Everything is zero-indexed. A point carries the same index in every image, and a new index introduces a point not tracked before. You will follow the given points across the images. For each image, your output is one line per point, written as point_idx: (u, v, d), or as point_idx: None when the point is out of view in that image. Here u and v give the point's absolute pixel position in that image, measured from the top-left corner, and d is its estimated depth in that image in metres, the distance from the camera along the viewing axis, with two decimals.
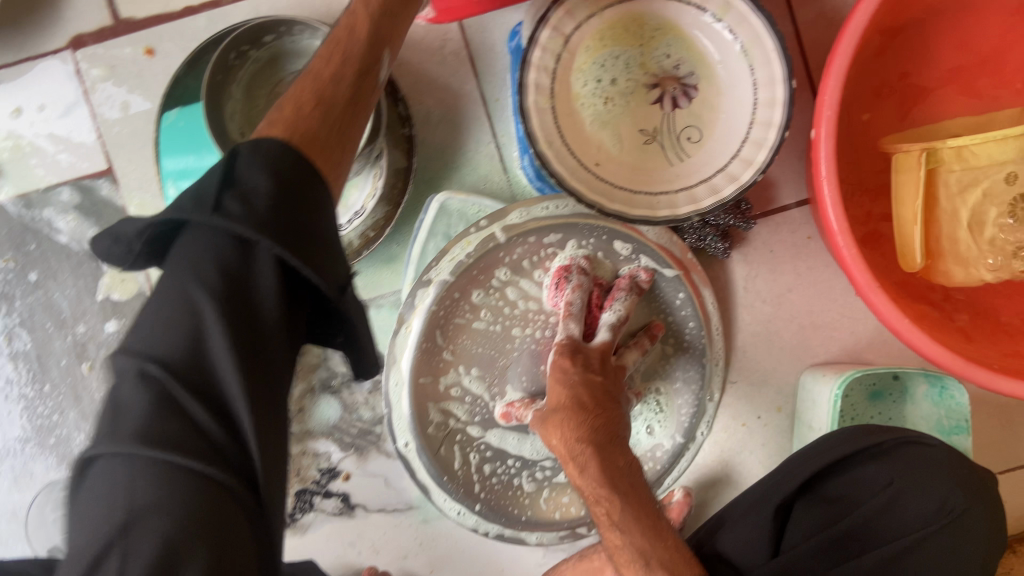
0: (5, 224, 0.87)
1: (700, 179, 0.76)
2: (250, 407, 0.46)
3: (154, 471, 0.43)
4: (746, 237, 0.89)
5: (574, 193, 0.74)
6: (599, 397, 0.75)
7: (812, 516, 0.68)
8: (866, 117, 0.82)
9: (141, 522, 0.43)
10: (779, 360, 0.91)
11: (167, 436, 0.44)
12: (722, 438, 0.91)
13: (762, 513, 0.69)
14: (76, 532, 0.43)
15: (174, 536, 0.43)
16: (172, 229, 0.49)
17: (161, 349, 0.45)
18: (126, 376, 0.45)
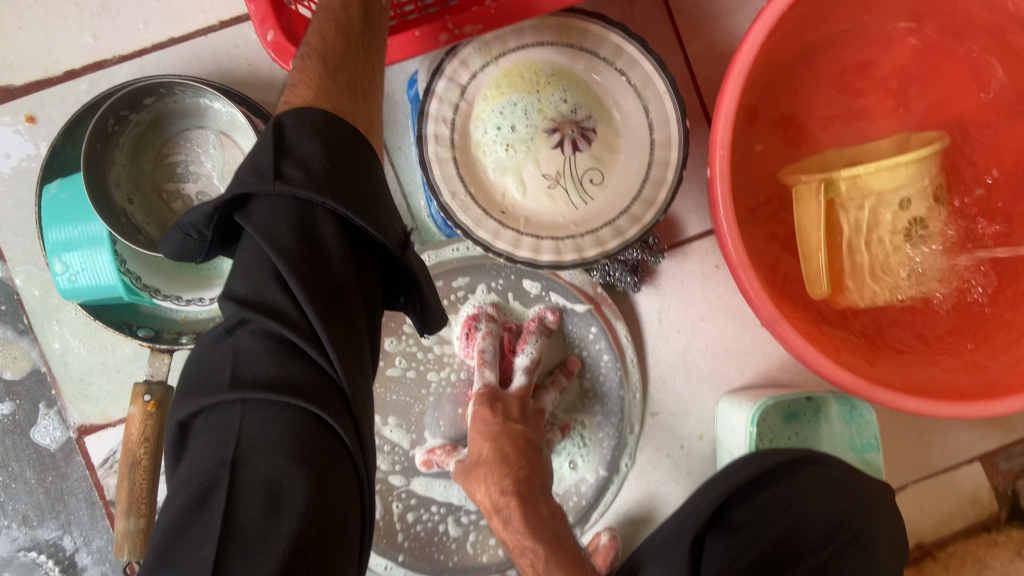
0: None
1: (604, 222, 0.77)
2: (339, 344, 0.50)
3: (272, 408, 0.48)
4: (655, 271, 0.91)
5: (481, 244, 0.74)
6: (526, 449, 0.75)
7: (723, 547, 0.67)
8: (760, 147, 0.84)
9: (250, 455, 0.47)
10: (697, 388, 0.92)
11: (293, 376, 0.49)
12: (648, 470, 0.92)
13: (677, 549, 0.69)
14: (190, 472, 0.48)
15: (279, 466, 0.47)
16: (241, 206, 0.53)
17: (235, 338, 0.50)
18: (212, 359, 0.50)
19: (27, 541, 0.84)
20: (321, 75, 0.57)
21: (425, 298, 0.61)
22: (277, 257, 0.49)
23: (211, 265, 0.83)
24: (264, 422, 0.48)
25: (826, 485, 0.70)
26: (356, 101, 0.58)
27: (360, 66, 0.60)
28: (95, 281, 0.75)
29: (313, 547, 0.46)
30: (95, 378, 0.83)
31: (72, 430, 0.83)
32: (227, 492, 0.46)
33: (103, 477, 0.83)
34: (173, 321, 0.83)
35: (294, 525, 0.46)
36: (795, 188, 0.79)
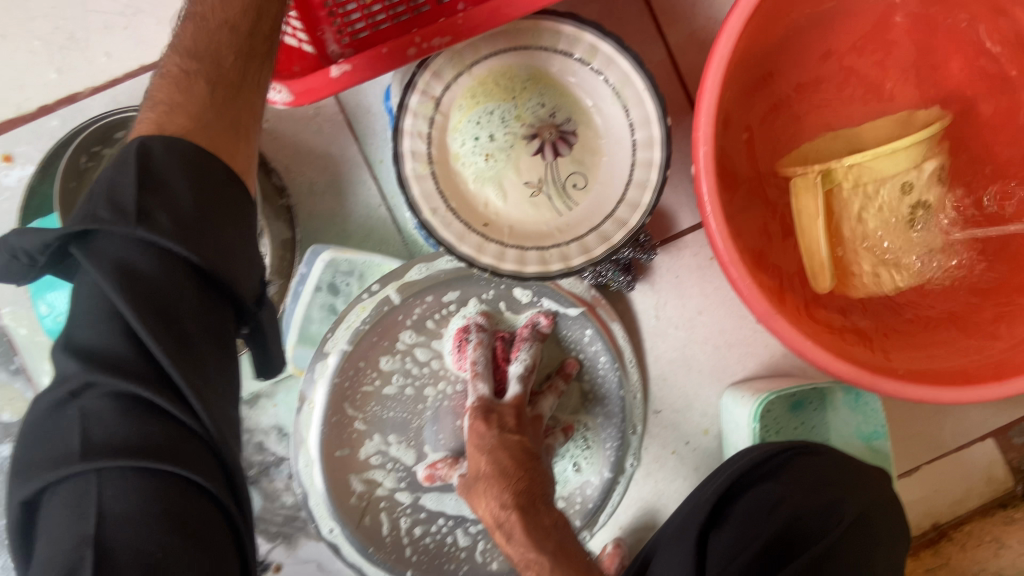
0: None
1: (589, 228, 0.74)
2: (200, 393, 0.47)
3: (131, 478, 0.44)
4: (649, 268, 0.89)
5: (464, 258, 0.71)
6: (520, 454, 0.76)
7: (724, 542, 0.65)
8: (747, 135, 0.81)
9: (116, 537, 0.43)
10: (699, 383, 0.91)
11: (150, 437, 0.45)
12: (655, 468, 0.91)
13: (683, 542, 0.68)
14: (44, 556, 0.43)
15: (154, 540, 0.44)
16: (82, 239, 0.46)
17: (97, 399, 0.44)
18: (68, 417, 0.45)
19: None
20: (199, 106, 0.54)
21: (269, 337, 0.58)
22: (126, 304, 0.44)
23: None
24: (124, 491, 0.44)
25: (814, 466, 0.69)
26: (232, 146, 0.54)
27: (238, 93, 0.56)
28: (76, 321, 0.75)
29: None
30: None
31: None
32: (98, 565, 0.42)
33: None
34: None
35: None
36: (793, 183, 0.78)
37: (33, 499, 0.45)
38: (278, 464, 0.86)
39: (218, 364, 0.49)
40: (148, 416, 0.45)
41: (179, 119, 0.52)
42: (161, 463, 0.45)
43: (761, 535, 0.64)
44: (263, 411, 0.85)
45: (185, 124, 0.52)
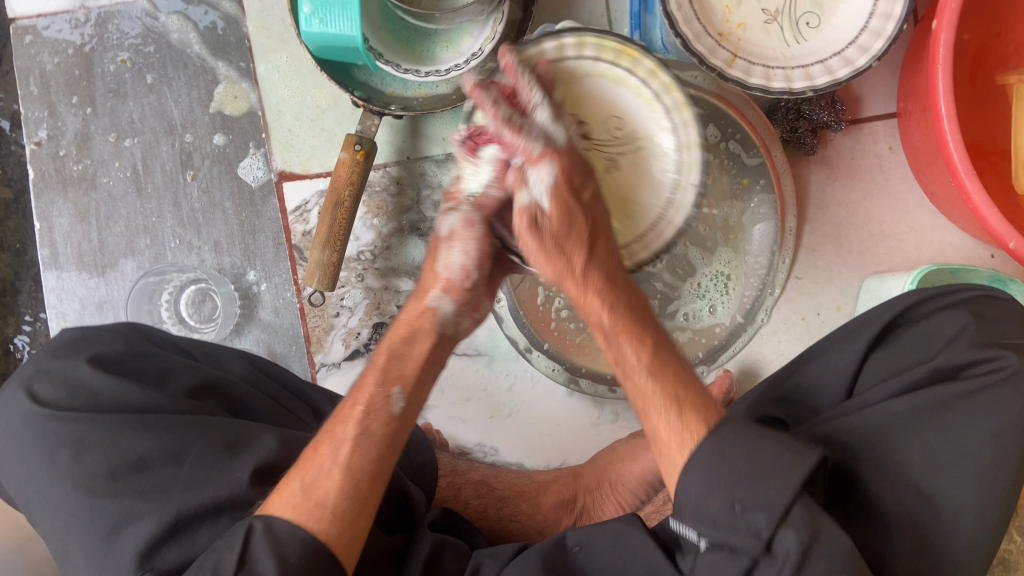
0: (125, 25, 0.89)
1: (817, 60, 0.78)
2: (157, 386, 0.62)
3: (114, 347, 0.64)
4: (831, 142, 0.93)
5: (696, 56, 0.76)
6: (648, 335, 0.59)
7: (889, 363, 0.65)
8: (965, 36, 0.80)
9: (144, 401, 0.60)
10: (844, 262, 0.94)
11: (143, 379, 0.62)
12: (782, 330, 0.94)
13: (844, 346, 0.68)
14: (106, 403, 0.60)
15: (52, 384, 0.61)
16: (254, 361, 0.73)
17: (137, 345, 0.65)
18: (187, 382, 0.64)
19: (213, 266, 0.91)
20: (362, 462, 0.59)
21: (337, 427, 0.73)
22: (160, 343, 0.68)
23: (424, 48, 0.88)
24: (111, 358, 0.62)
25: (984, 319, 0.63)
26: (406, 422, 0.63)
27: (415, 402, 0.64)
28: (338, 34, 0.79)
29: (158, 457, 0.57)
30: (302, 132, 0.89)
31: (273, 173, 0.90)
32: (111, 410, 0.59)
33: (293, 222, 0.90)
34: (381, 94, 0.89)
35: (109, 411, 0.59)
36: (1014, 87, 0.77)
37: (141, 350, 0.65)
38: None
39: (211, 400, 0.65)
40: (159, 371, 0.64)
41: (368, 392, 0.62)
42: (129, 378, 0.62)
43: (928, 356, 0.63)
44: (448, 172, 0.91)
45: (383, 430, 0.61)
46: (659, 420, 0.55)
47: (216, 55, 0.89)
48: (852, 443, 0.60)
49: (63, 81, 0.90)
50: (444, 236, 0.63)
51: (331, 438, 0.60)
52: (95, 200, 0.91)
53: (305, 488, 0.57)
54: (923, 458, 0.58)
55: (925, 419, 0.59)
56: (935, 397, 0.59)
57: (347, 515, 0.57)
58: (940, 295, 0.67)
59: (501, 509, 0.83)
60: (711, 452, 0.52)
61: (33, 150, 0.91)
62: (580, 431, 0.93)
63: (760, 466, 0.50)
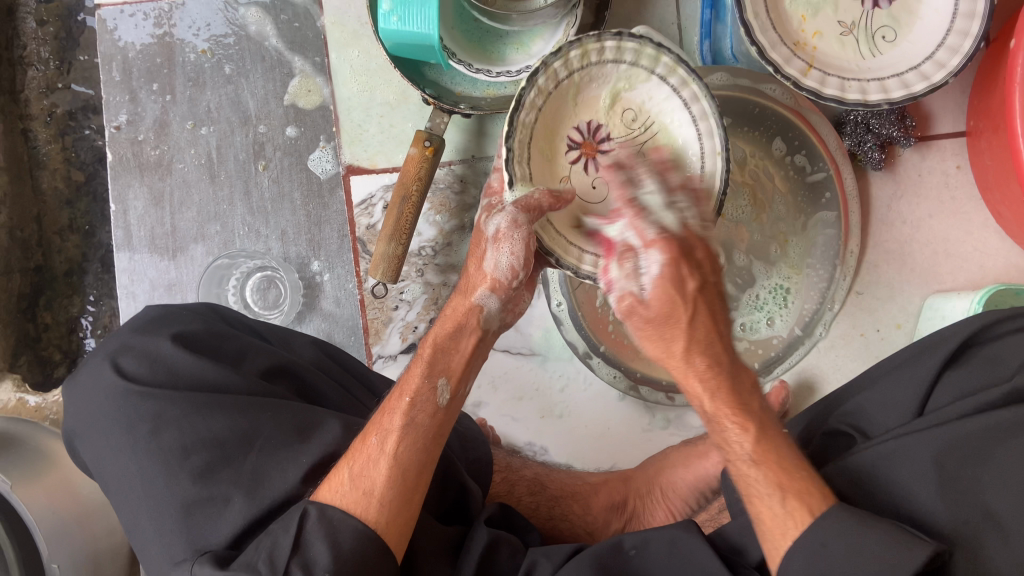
0: (207, 17, 0.92)
1: (892, 74, 0.77)
2: (232, 367, 0.64)
3: (194, 325, 0.66)
4: (898, 158, 0.93)
5: (771, 65, 0.76)
6: (755, 410, 0.56)
7: (961, 384, 0.64)
8: None
9: (220, 380, 0.62)
10: (906, 280, 0.93)
11: (220, 358, 0.64)
12: (840, 345, 0.94)
13: (916, 365, 0.67)
14: (185, 380, 0.62)
15: (133, 358, 0.63)
16: (323, 346, 0.74)
17: (215, 325, 0.67)
18: (262, 365, 0.66)
19: (279, 254, 0.93)
20: (405, 451, 0.60)
21: None
22: (236, 325, 0.70)
23: (496, 49, 0.89)
24: (191, 337, 0.64)
25: None
26: (451, 415, 0.65)
27: (455, 396, 0.66)
28: (416, 32, 0.80)
29: (232, 437, 0.59)
30: (372, 127, 0.91)
31: (342, 167, 0.92)
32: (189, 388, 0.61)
33: (359, 215, 0.91)
34: (450, 93, 0.90)
35: (188, 388, 0.61)
36: None
37: (218, 330, 0.66)
38: None
39: (283, 384, 0.66)
40: (235, 352, 0.65)
41: (416, 382, 0.65)
42: (206, 356, 0.64)
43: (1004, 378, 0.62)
44: None
45: (429, 421, 0.63)
46: (763, 506, 0.53)
47: (292, 49, 0.91)
48: (917, 462, 0.60)
49: (145, 68, 0.93)
50: (491, 237, 0.67)
51: (379, 429, 0.61)
52: (169, 185, 0.93)
53: (353, 478, 0.58)
54: (992, 483, 0.57)
55: (1002, 442, 0.58)
56: (1008, 419, 0.58)
57: (394, 504, 0.57)
58: (1019, 316, 0.66)
59: (552, 509, 0.84)
60: (806, 548, 0.50)
61: (112, 134, 0.94)
62: (631, 436, 0.93)
63: (879, 566, 0.48)
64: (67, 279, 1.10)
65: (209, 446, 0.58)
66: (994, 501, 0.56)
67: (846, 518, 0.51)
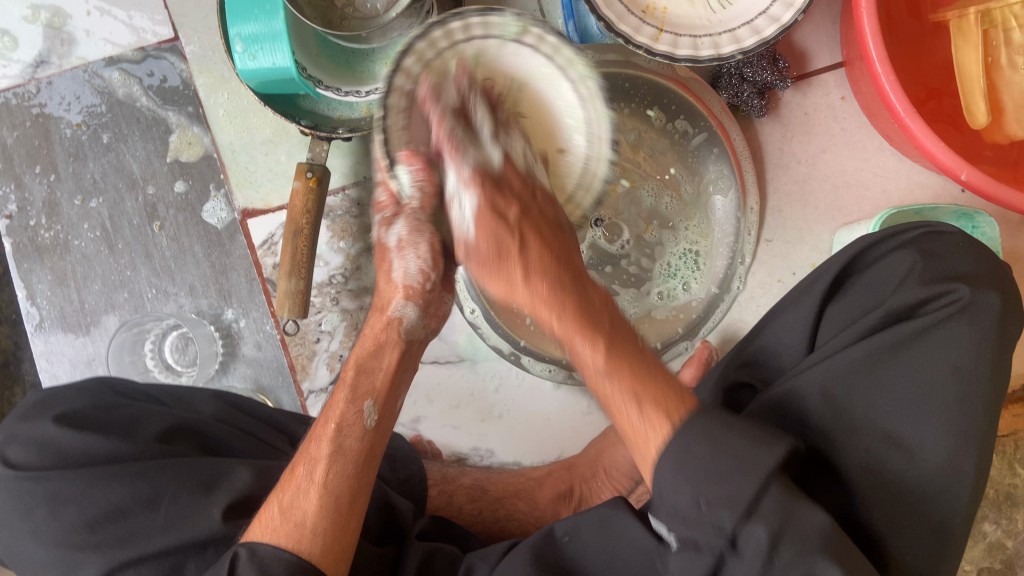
0: (75, 90, 0.92)
1: (743, 23, 0.77)
2: (124, 436, 0.64)
3: (80, 402, 0.65)
4: (782, 100, 0.93)
5: (622, 37, 0.76)
6: (603, 326, 0.57)
7: (844, 313, 0.63)
8: None
9: (112, 451, 0.61)
10: (813, 219, 0.93)
11: (112, 430, 0.64)
12: (760, 294, 0.94)
13: (800, 302, 0.66)
14: (76, 459, 0.61)
15: (21, 448, 0.62)
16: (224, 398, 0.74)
17: (102, 399, 0.67)
18: (158, 428, 0.66)
19: (192, 309, 0.93)
20: (334, 482, 0.60)
21: None
22: (125, 395, 0.69)
23: (364, 68, 0.89)
24: (77, 415, 0.64)
25: (930, 254, 0.62)
26: (383, 434, 0.64)
27: (385, 414, 0.65)
28: (273, 66, 0.80)
29: (131, 503, 0.59)
30: (259, 168, 0.91)
31: (237, 213, 0.92)
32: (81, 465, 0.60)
33: (262, 256, 0.91)
34: (329, 119, 0.90)
35: (80, 466, 0.61)
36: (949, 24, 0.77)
37: (105, 403, 0.66)
38: None
39: (182, 442, 0.66)
40: (127, 421, 0.65)
41: (339, 409, 0.63)
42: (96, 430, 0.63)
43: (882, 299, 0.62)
44: None
45: (358, 444, 0.62)
46: (623, 416, 0.54)
47: (165, 105, 0.91)
48: (819, 393, 0.58)
49: (25, 152, 0.93)
50: (393, 246, 0.65)
51: (307, 458, 0.61)
52: (70, 262, 0.93)
53: (284, 510, 0.58)
54: (884, 407, 0.57)
55: (891, 365, 0.58)
56: (891, 341, 0.58)
57: (329, 532, 0.58)
58: (889, 236, 0.65)
59: (497, 510, 0.84)
60: (672, 455, 0.50)
61: (7, 223, 0.94)
62: (574, 423, 0.93)
63: (736, 453, 0.49)
64: (2, 371, 1.09)
65: (110, 517, 0.58)
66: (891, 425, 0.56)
67: (712, 423, 0.51)
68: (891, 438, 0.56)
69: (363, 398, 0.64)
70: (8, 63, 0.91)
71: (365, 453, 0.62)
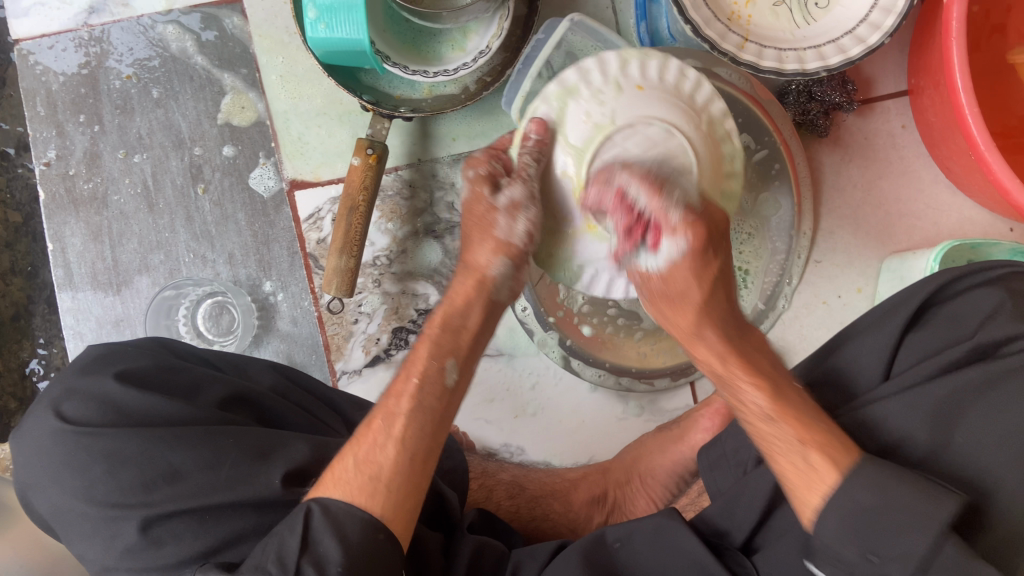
0: (130, 41, 0.89)
1: (828, 40, 0.76)
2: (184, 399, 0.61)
3: (140, 360, 0.63)
4: (843, 123, 0.93)
5: (707, 42, 0.76)
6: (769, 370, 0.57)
7: (927, 344, 0.63)
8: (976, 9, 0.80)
9: (172, 414, 0.59)
10: (863, 244, 0.93)
11: (171, 391, 0.62)
12: (803, 315, 0.94)
13: (882, 326, 0.65)
14: (134, 419, 0.59)
15: (78, 402, 0.60)
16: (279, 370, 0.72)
17: (162, 359, 0.65)
18: (216, 394, 0.63)
19: (229, 278, 0.90)
20: (414, 437, 0.58)
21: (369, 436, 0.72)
22: (183, 356, 0.67)
23: (431, 49, 0.87)
24: (137, 373, 0.62)
25: (1018, 294, 0.61)
26: (462, 392, 0.62)
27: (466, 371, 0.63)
28: (344, 38, 0.78)
29: (190, 469, 0.56)
30: (313, 140, 0.88)
31: (285, 183, 0.89)
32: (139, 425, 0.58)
33: (307, 230, 0.89)
34: (389, 97, 0.88)
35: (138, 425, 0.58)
36: None
37: (166, 364, 0.64)
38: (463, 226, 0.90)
39: (239, 411, 0.64)
40: (186, 383, 0.63)
41: (422, 363, 0.61)
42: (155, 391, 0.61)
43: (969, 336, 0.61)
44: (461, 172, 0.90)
45: (438, 402, 0.60)
46: (784, 461, 0.54)
47: (221, 66, 0.88)
48: (905, 426, 0.58)
49: (69, 100, 0.90)
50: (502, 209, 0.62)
51: (385, 412, 0.59)
52: (107, 218, 0.90)
53: (356, 465, 0.56)
54: (967, 445, 0.56)
55: (970, 403, 0.56)
56: (978, 377, 0.56)
57: (404, 490, 0.56)
58: (975, 271, 0.65)
59: (533, 508, 0.83)
60: (839, 506, 0.51)
61: (43, 170, 0.91)
62: (609, 430, 0.92)
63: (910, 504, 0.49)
64: (13, 324, 1.05)
65: (168, 481, 0.56)
66: (968, 466, 0.55)
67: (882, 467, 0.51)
68: (978, 475, 0.55)
69: (450, 351, 0.62)
70: (63, 5, 0.88)
71: (446, 404, 0.60)
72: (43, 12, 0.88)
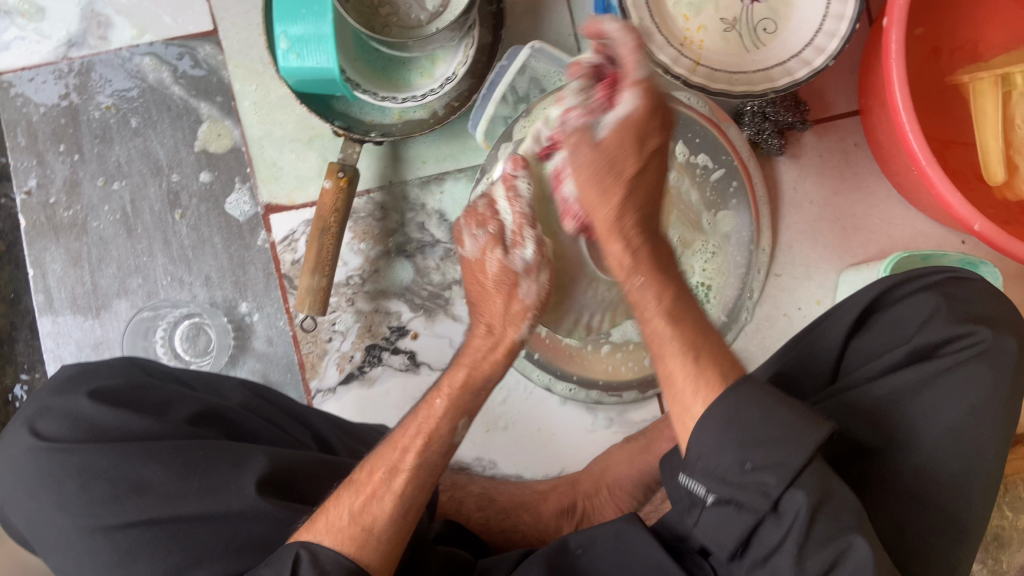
0: (108, 74, 0.92)
1: (776, 64, 0.81)
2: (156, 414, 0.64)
3: (113, 380, 0.66)
4: (799, 141, 0.96)
5: (661, 66, 0.79)
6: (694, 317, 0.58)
7: (872, 346, 0.67)
8: (920, 31, 0.83)
9: (144, 428, 0.61)
10: (821, 258, 0.97)
11: (143, 407, 0.64)
12: (765, 326, 0.97)
13: (831, 332, 0.69)
14: (108, 434, 0.61)
15: (52, 421, 0.62)
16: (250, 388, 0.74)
17: (134, 378, 0.67)
18: (188, 410, 0.66)
19: (206, 300, 0.93)
20: (410, 495, 0.60)
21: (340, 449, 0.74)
22: (156, 376, 0.70)
23: (400, 76, 0.91)
24: (110, 391, 0.64)
25: (955, 298, 0.65)
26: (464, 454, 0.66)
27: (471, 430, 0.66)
28: (316, 66, 0.81)
29: (162, 479, 0.58)
30: (286, 165, 0.91)
31: (260, 207, 0.92)
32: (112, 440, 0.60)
33: (282, 252, 0.92)
34: (361, 122, 0.91)
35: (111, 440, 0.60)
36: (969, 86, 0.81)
37: (138, 382, 0.66)
38: (433, 245, 0.93)
39: (211, 425, 0.66)
40: (157, 400, 0.65)
41: (434, 421, 0.64)
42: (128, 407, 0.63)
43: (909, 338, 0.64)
44: (431, 194, 0.93)
45: (442, 461, 0.63)
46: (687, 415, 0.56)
47: (197, 96, 0.92)
48: (846, 423, 0.61)
49: (50, 130, 0.92)
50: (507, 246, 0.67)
51: (388, 464, 0.61)
52: (86, 244, 0.93)
53: (353, 513, 0.58)
54: (907, 441, 0.59)
55: (909, 403, 0.60)
56: (914, 377, 0.60)
57: (391, 543, 0.58)
58: (915, 277, 0.68)
59: (503, 520, 0.85)
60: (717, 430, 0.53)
61: (24, 199, 0.93)
62: (577, 442, 0.94)
63: (788, 424, 0.51)
64: None
65: (140, 491, 0.58)
66: (906, 457, 0.59)
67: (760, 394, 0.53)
68: (917, 469, 0.58)
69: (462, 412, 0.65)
70: (43, 40, 0.91)
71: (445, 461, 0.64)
72: (23, 46, 0.92)
